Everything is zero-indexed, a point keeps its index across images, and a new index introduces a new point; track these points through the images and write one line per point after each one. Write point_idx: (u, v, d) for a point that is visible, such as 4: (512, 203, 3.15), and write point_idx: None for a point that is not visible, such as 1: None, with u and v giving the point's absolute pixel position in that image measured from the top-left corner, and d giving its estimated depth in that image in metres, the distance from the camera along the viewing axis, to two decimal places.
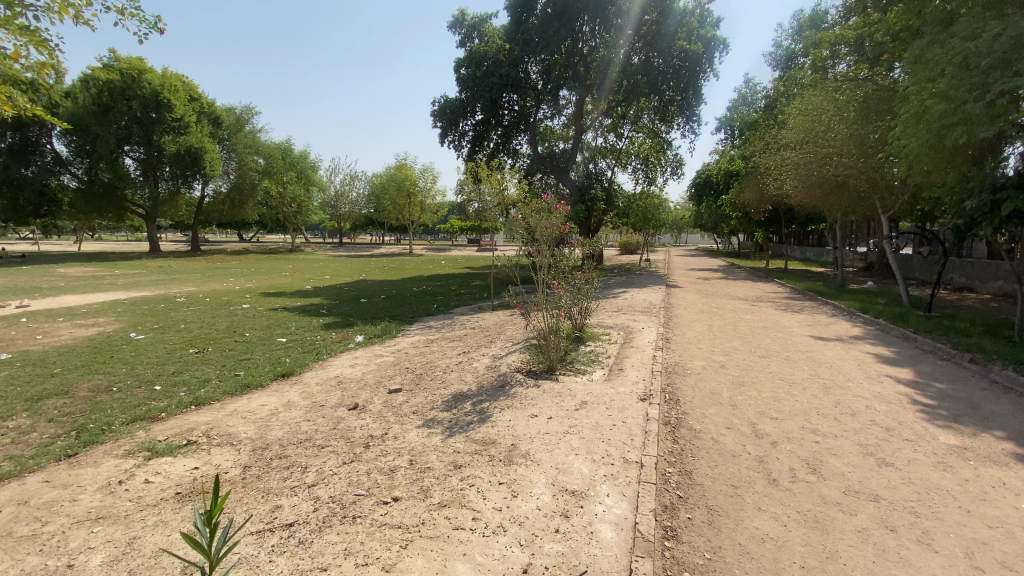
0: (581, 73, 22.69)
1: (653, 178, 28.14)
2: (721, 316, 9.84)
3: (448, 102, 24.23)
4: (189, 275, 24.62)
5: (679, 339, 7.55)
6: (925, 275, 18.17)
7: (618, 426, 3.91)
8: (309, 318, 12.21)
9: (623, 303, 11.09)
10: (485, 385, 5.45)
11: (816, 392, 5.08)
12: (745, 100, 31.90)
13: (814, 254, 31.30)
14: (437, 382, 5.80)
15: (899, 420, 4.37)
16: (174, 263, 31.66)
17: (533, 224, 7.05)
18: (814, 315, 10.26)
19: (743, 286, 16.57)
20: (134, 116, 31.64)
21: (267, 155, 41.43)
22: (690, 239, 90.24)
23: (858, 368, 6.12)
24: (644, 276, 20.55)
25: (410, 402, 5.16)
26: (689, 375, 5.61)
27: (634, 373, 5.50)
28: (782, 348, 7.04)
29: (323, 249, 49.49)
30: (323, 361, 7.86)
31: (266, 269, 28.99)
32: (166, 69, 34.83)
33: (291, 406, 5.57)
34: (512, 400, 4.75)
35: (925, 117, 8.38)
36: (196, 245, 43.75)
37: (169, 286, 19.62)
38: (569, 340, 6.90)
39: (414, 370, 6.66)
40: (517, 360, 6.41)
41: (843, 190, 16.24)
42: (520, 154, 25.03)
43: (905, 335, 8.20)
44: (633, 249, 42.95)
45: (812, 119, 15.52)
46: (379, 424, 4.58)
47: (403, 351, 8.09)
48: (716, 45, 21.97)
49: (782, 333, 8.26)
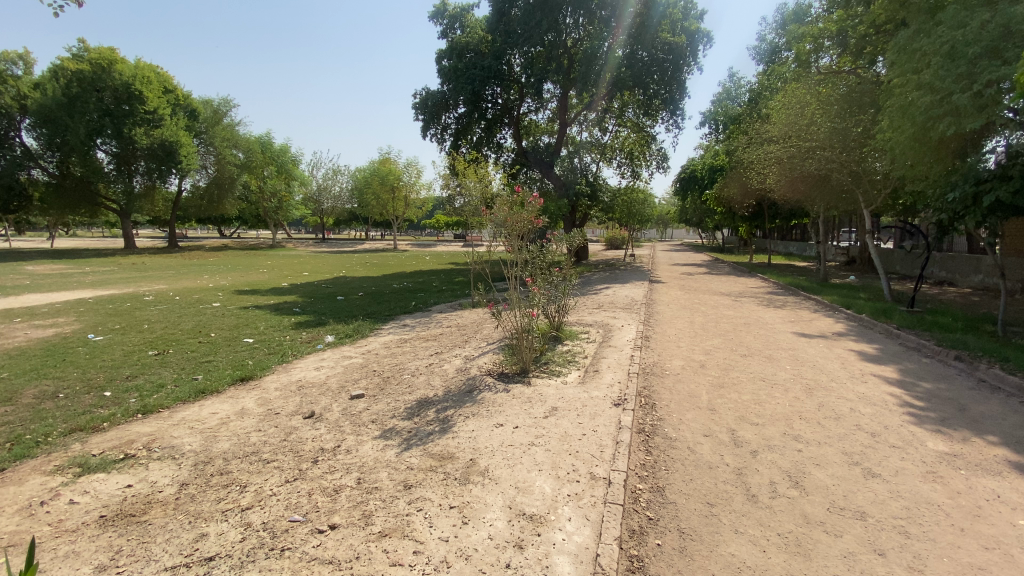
0: (564, 66, 22.42)
1: (638, 173, 27.95)
2: (703, 312, 9.63)
3: (429, 94, 23.68)
4: (163, 272, 23.84)
5: (658, 337, 7.30)
6: (906, 270, 18.26)
7: (587, 436, 3.61)
8: (281, 316, 11.76)
9: (604, 299, 10.81)
10: (453, 389, 5.11)
11: (798, 393, 4.85)
12: (729, 94, 31.80)
13: (797, 249, 31.47)
14: (403, 387, 5.46)
15: (885, 425, 4.15)
16: (149, 260, 30.79)
17: (504, 219, 6.71)
18: (797, 311, 10.11)
19: (727, 281, 16.44)
20: (105, 108, 30.58)
21: (245, 148, 40.43)
22: (675, 233, 90.71)
23: (841, 368, 5.92)
24: (629, 271, 20.36)
25: (370, 409, 4.82)
26: (666, 376, 5.35)
27: (609, 375, 5.20)
28: (764, 346, 6.83)
29: (305, 245, 48.59)
30: (288, 363, 7.48)
31: (243, 266, 28.29)
32: (140, 60, 33.80)
33: (244, 415, 5.20)
34: (478, 407, 4.42)
35: (910, 109, 8.20)
36: (174, 241, 42.66)
37: (139, 284, 18.91)
38: (544, 340, 6.58)
39: (381, 374, 6.30)
40: (489, 360, 6.06)
41: (826, 184, 16.19)
42: (504, 148, 24.67)
43: (887, 331, 8.07)
44: (618, 244, 42.86)
45: (795, 113, 15.29)
46: (333, 435, 4.24)
47: (374, 352, 7.72)
48: (700, 38, 21.87)
49: (765, 330, 8.06)
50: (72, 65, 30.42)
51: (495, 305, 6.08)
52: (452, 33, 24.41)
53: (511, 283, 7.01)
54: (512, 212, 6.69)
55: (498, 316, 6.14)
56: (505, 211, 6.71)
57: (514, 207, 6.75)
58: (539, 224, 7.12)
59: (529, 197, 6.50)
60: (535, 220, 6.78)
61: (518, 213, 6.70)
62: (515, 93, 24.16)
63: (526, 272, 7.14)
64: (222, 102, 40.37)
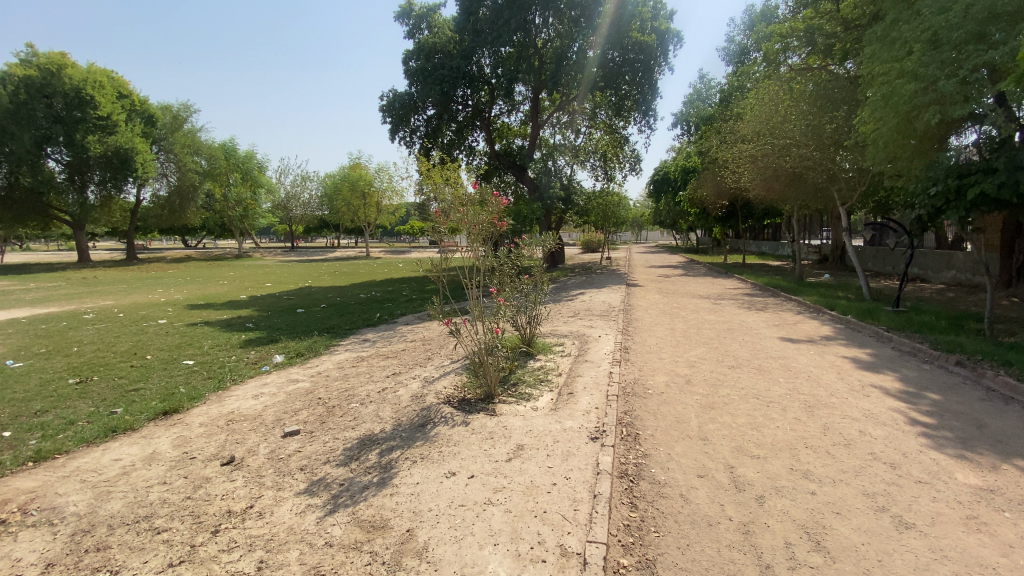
0: (535, 67, 21.86)
1: (612, 175, 27.56)
2: (682, 318, 9.07)
3: (397, 96, 22.80)
4: (114, 287, 22.28)
5: (638, 348, 6.67)
6: (878, 267, 18.32)
7: (558, 487, 2.92)
8: (230, 334, 10.74)
9: (579, 306, 10.16)
10: (403, 422, 4.33)
11: (799, 414, 4.25)
12: (700, 95, 31.59)
13: (770, 249, 31.69)
14: (346, 421, 4.65)
15: (903, 452, 3.57)
16: (103, 273, 28.95)
17: (461, 223, 5.99)
18: (780, 313, 9.64)
19: (705, 283, 16.05)
20: (54, 114, 28.67)
21: (208, 155, 38.71)
22: (649, 235, 91.34)
23: (840, 378, 5.38)
24: (605, 275, 19.86)
25: (301, 453, 4.02)
26: (650, 396, 4.69)
27: (586, 398, 4.48)
28: (753, 355, 6.26)
29: (274, 254, 46.91)
30: (225, 390, 6.58)
31: (204, 278, 26.78)
32: (91, 64, 31.96)
33: (153, 462, 4.32)
34: (429, 448, 3.66)
35: (891, 99, 7.92)
36: (133, 254, 40.51)
37: (83, 301, 17.43)
38: (513, 356, 5.83)
39: (326, 403, 5.48)
40: (449, 382, 5.26)
41: (800, 182, 15.89)
42: (476, 151, 23.99)
43: (877, 334, 7.62)
44: (594, 246, 42.50)
45: (769, 110, 14.98)
46: (248, 492, 3.43)
47: (324, 375, 6.87)
48: (671, 38, 21.61)
49: (751, 335, 7.52)
50: (16, 70, 28.45)
51: (452, 319, 5.32)
52: (418, 33, 23.48)
53: (470, 292, 6.29)
54: (473, 210, 6.01)
55: (455, 332, 5.38)
56: (463, 208, 6.00)
57: (471, 204, 6.06)
58: (503, 226, 6.48)
59: (485, 194, 5.80)
60: (499, 220, 6.13)
61: (477, 212, 6.02)
62: (485, 95, 23.49)
63: (491, 280, 6.45)
64: (182, 107, 38.58)
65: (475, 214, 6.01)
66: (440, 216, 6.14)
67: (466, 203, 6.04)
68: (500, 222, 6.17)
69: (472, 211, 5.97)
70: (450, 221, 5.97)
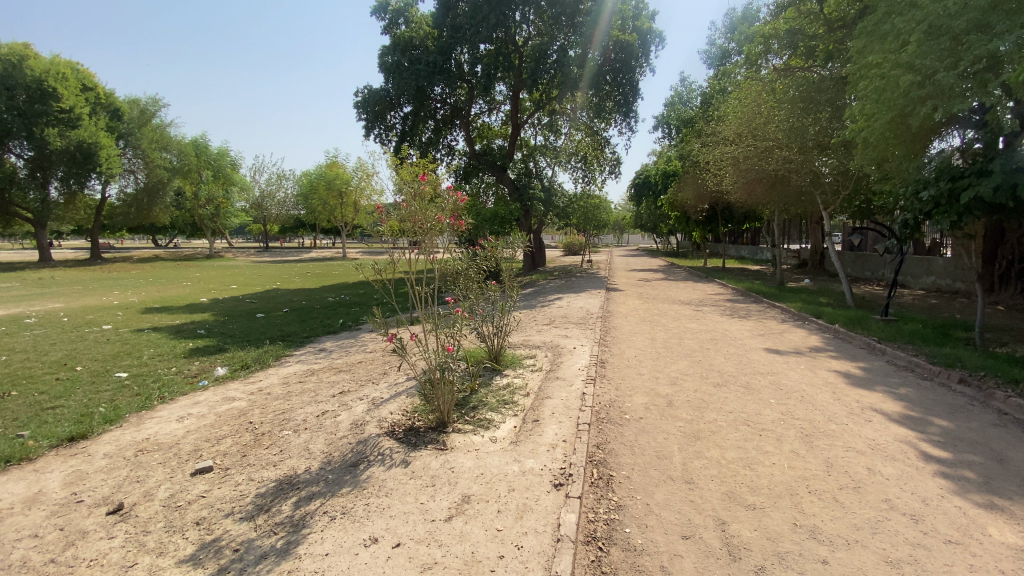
0: (515, 65, 21.31)
1: (593, 178, 27.07)
2: (664, 326, 8.51)
3: (372, 92, 21.84)
4: (67, 288, 20.82)
5: (616, 361, 6.06)
6: (858, 272, 18.26)
7: (505, 565, 2.26)
8: (176, 342, 9.81)
9: (556, 314, 9.53)
10: (335, 459, 3.62)
11: (797, 447, 3.68)
12: (681, 97, 31.37)
13: (750, 253, 31.66)
14: (271, 456, 3.91)
15: (922, 499, 3.02)
16: (58, 273, 27.21)
17: (401, 221, 5.11)
18: (766, 321, 9.15)
19: (686, 288, 15.63)
20: (14, 107, 26.69)
21: (178, 151, 36.99)
22: (630, 238, 91.64)
23: (838, 399, 4.84)
24: (586, 279, 19.26)
25: (206, 501, 3.29)
26: (627, 424, 4.06)
27: (553, 428, 3.83)
28: (741, 370, 5.71)
29: (247, 255, 45.24)
30: (149, 410, 5.75)
31: (167, 279, 25.38)
32: (55, 55, 30.00)
33: (28, 508, 3.52)
34: (355, 499, 2.98)
35: (885, 93, 7.52)
36: (95, 253, 38.49)
37: (27, 303, 16.08)
38: (474, 373, 5.14)
39: (257, 429, 4.74)
40: (398, 405, 4.56)
41: (782, 186, 15.47)
42: (455, 151, 23.24)
43: (869, 345, 7.16)
44: (576, 249, 42.04)
45: (751, 112, 14.62)
46: (120, 562, 2.69)
47: (265, 393, 6.09)
48: (653, 38, 21.11)
49: (738, 346, 6.97)
50: None
51: (399, 338, 4.35)
52: (395, 27, 22.45)
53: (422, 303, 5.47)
54: (426, 206, 5.12)
55: (400, 351, 4.48)
56: (412, 203, 5.06)
57: (424, 199, 5.11)
58: (460, 225, 5.47)
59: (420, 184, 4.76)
60: (456, 220, 5.26)
61: (431, 209, 5.14)
62: (465, 93, 22.75)
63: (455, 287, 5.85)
64: (149, 101, 36.85)
65: (427, 212, 5.12)
66: (383, 214, 5.22)
67: (419, 198, 5.10)
68: (456, 222, 5.27)
69: (425, 209, 5.08)
70: (400, 222, 5.03)
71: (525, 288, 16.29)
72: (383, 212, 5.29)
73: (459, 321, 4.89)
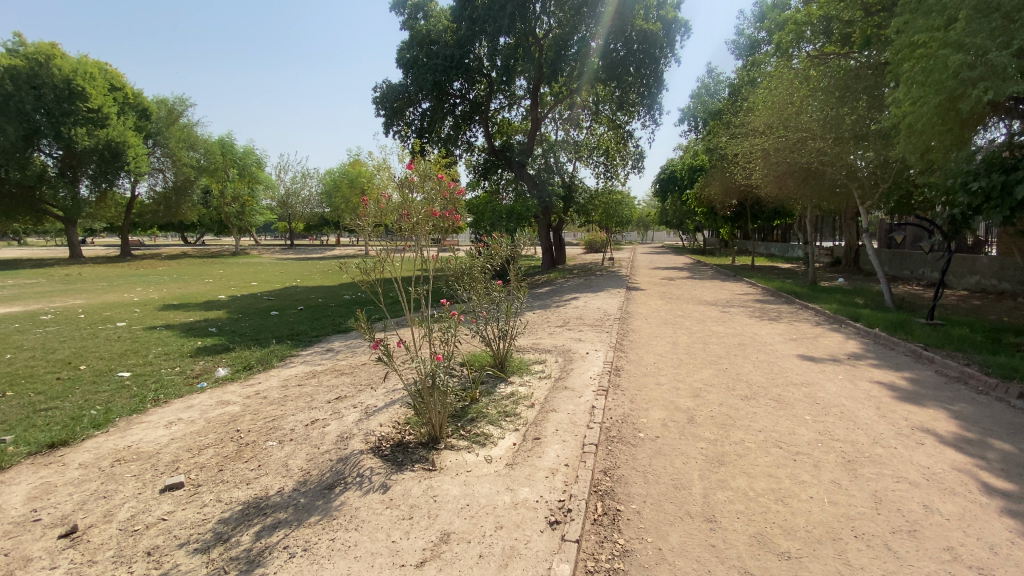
0: (535, 59, 20.80)
1: (615, 173, 26.36)
2: (685, 329, 7.97)
3: (390, 88, 21.58)
4: (94, 285, 21.24)
5: (632, 367, 5.58)
6: (897, 271, 17.24)
7: None
8: (185, 340, 9.71)
9: (571, 315, 9.08)
10: (313, 479, 3.27)
11: (835, 477, 3.16)
12: (708, 90, 30.34)
13: (780, 251, 30.53)
14: (247, 473, 3.59)
15: (990, 547, 2.49)
16: (88, 270, 27.94)
17: (386, 212, 5.00)
18: (797, 324, 8.50)
19: (711, 287, 14.95)
20: (44, 107, 27.51)
21: (204, 149, 37.55)
22: (655, 235, 90.08)
23: (882, 417, 4.27)
24: (606, 277, 18.68)
25: (162, 527, 2.98)
26: (641, 444, 3.59)
27: (556, 449, 3.39)
28: (769, 381, 5.16)
29: (271, 253, 45.82)
30: (140, 414, 5.56)
31: (192, 276, 25.75)
32: (84, 56, 30.85)
33: None
34: (322, 530, 2.62)
35: (932, 75, 6.77)
36: (126, 250, 39.51)
37: (54, 299, 16.40)
38: (476, 382, 4.71)
39: (241, 438, 4.44)
40: (389, 417, 4.16)
41: (815, 179, 14.61)
42: (474, 146, 22.90)
43: (914, 352, 6.47)
44: (598, 247, 41.26)
45: (783, 100, 13.81)
46: None
47: (260, 397, 5.83)
48: (678, 27, 20.31)
49: (767, 353, 6.40)
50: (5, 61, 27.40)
51: (382, 348, 3.78)
52: (413, 20, 22.08)
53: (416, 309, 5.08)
54: (415, 197, 4.93)
55: (385, 359, 3.86)
56: (399, 196, 4.88)
57: (411, 191, 4.91)
58: (456, 220, 5.22)
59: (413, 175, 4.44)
60: (453, 213, 5.10)
61: (419, 200, 4.93)
62: (483, 88, 22.34)
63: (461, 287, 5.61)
64: (177, 101, 37.56)
65: (414, 203, 4.94)
66: (365, 207, 5.00)
67: (404, 189, 4.89)
68: (451, 214, 5.10)
69: (413, 201, 4.88)
70: (386, 217, 4.86)
71: (543, 286, 15.85)
72: (365, 206, 5.09)
73: (457, 323, 4.41)
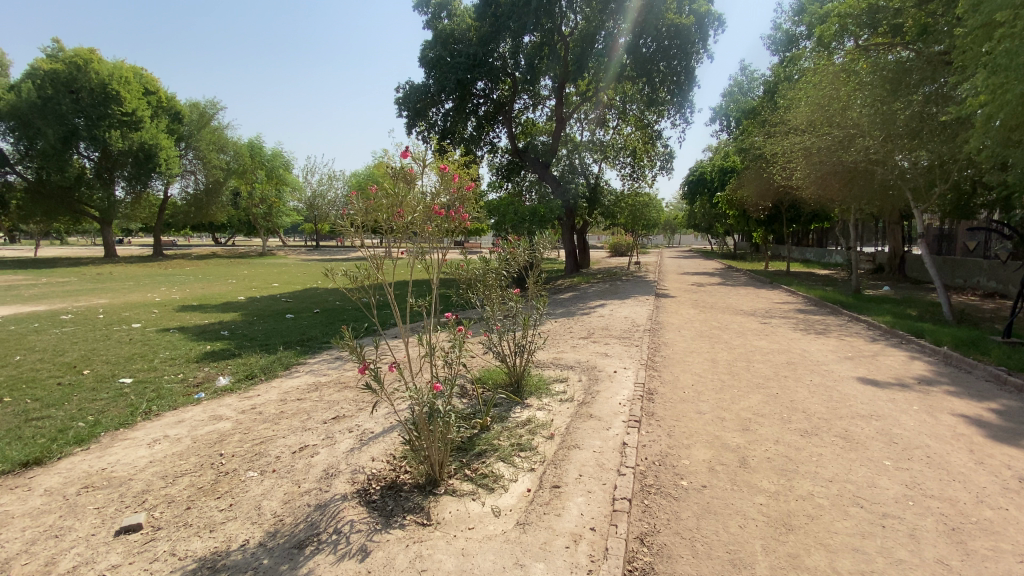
0: (560, 57, 20.15)
1: (642, 174, 25.47)
2: (724, 343, 7.21)
3: (412, 88, 21.13)
4: (121, 284, 21.46)
5: (667, 390, 4.88)
6: (949, 280, 16.15)
7: None
8: (194, 344, 9.39)
9: (596, 324, 8.42)
10: (283, 532, 2.71)
11: (942, 556, 2.44)
12: (741, 88, 29.14)
13: (817, 256, 29.11)
14: (214, 517, 3.06)
15: None
16: (120, 270, 28.40)
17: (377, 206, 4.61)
18: (850, 340, 7.63)
19: (746, 295, 14.02)
20: (81, 110, 28.18)
21: (233, 151, 38.06)
22: (682, 240, 88.03)
23: (981, 465, 3.48)
24: (632, 282, 17.87)
25: None
26: (684, 497, 2.92)
27: (578, 505, 2.75)
28: (830, 411, 4.41)
29: (297, 253, 46.20)
30: (128, 428, 5.15)
31: (217, 276, 25.94)
32: (120, 61, 31.60)
33: None
34: None
35: (1018, 57, 5.86)
36: (158, 250, 40.38)
37: (78, 299, 16.48)
38: (487, 408, 4.09)
39: (223, 466, 3.93)
40: (384, 449, 3.58)
41: (863, 179, 13.49)
42: (498, 147, 22.35)
43: (997, 377, 5.58)
44: (623, 250, 40.22)
45: (827, 96, 12.79)
46: None
47: (255, 412, 5.35)
48: (712, 21, 19.31)
49: (823, 374, 5.60)
50: (46, 66, 28.23)
51: (372, 372, 3.14)
52: (437, 19, 21.64)
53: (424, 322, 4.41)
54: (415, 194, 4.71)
55: (371, 388, 3.21)
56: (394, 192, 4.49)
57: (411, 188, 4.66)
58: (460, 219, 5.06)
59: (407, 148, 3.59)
60: (461, 211, 4.95)
61: (418, 197, 4.71)
62: (507, 87, 21.78)
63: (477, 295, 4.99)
64: (208, 105, 38.26)
65: (414, 200, 4.68)
66: (350, 203, 4.61)
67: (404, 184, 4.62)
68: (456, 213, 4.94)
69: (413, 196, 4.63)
70: (385, 217, 4.30)
71: (566, 292, 15.16)
72: (351, 201, 4.66)
73: (463, 342, 3.75)
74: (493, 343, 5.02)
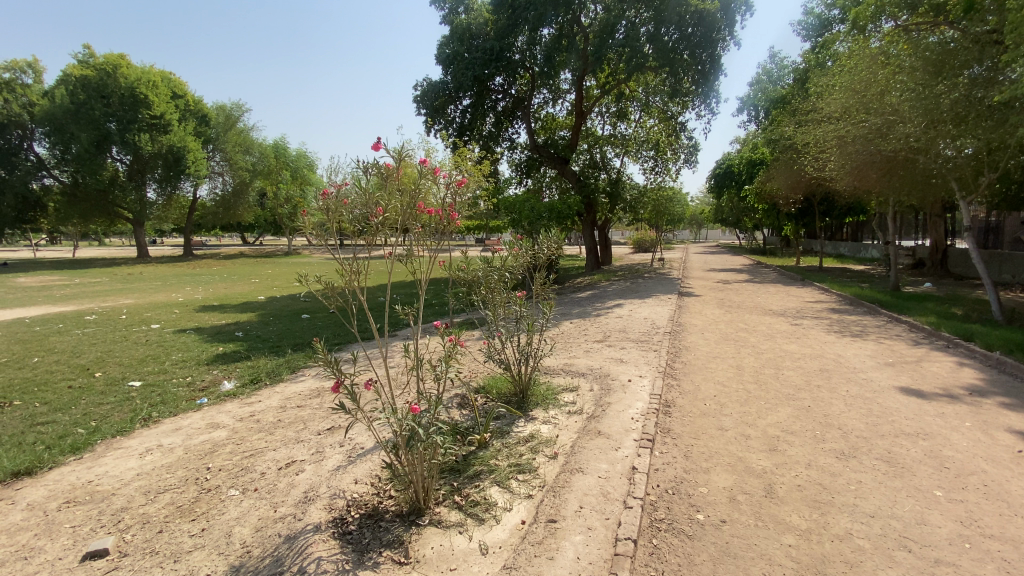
0: (580, 50, 19.64)
1: (666, 168, 24.71)
2: (751, 347, 6.72)
3: (430, 85, 20.90)
4: (150, 284, 21.96)
5: (685, 403, 4.48)
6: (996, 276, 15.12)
7: None
8: (208, 346, 9.35)
9: (613, 326, 8.02)
10: (246, 568, 2.44)
11: None
12: (770, 76, 28.01)
13: (852, 251, 27.86)
14: (182, 545, 2.82)
15: None
16: (150, 269, 29.11)
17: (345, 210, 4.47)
18: (890, 343, 7.02)
19: (776, 294, 13.35)
20: (112, 114, 28.94)
21: (258, 153, 38.70)
22: (710, 235, 85.99)
23: None
24: (655, 280, 17.30)
25: None
26: (699, 536, 2.54)
27: (574, 547, 2.41)
28: (869, 427, 3.95)
29: (322, 252, 46.82)
30: (125, 436, 5.03)
31: (242, 276, 26.35)
32: (150, 66, 32.39)
33: None
34: None
35: None
36: (189, 250, 41.46)
37: (107, 299, 16.86)
38: (484, 430, 3.71)
39: (206, 483, 3.72)
40: (369, 470, 3.29)
41: (903, 168, 12.65)
42: (517, 143, 21.99)
43: None
44: (647, 247, 39.36)
45: (863, 81, 11.99)
46: None
47: (252, 420, 5.15)
48: (739, 6, 18.49)
49: (860, 383, 5.08)
50: (79, 73, 29.08)
51: (345, 395, 2.77)
52: (454, 15, 21.36)
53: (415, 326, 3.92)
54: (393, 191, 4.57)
55: (345, 407, 2.90)
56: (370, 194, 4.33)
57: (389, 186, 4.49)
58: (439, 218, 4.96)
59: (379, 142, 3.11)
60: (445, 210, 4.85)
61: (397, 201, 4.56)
62: (526, 82, 21.38)
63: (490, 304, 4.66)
64: (235, 107, 38.98)
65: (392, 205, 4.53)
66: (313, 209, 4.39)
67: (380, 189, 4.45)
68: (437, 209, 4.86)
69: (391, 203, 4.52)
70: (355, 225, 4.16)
71: (585, 291, 14.75)
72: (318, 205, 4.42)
73: (451, 355, 3.40)
74: (493, 351, 4.66)
